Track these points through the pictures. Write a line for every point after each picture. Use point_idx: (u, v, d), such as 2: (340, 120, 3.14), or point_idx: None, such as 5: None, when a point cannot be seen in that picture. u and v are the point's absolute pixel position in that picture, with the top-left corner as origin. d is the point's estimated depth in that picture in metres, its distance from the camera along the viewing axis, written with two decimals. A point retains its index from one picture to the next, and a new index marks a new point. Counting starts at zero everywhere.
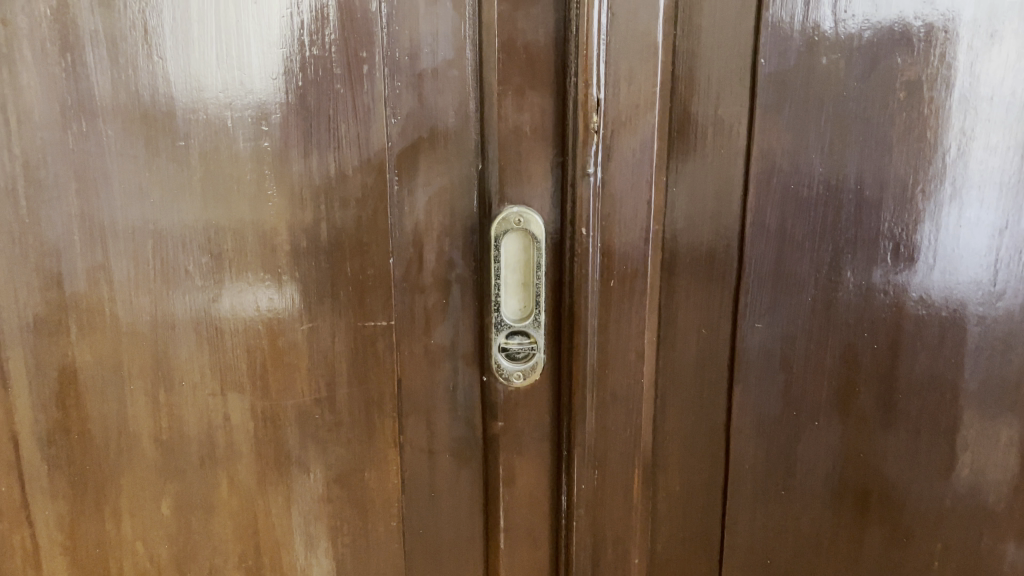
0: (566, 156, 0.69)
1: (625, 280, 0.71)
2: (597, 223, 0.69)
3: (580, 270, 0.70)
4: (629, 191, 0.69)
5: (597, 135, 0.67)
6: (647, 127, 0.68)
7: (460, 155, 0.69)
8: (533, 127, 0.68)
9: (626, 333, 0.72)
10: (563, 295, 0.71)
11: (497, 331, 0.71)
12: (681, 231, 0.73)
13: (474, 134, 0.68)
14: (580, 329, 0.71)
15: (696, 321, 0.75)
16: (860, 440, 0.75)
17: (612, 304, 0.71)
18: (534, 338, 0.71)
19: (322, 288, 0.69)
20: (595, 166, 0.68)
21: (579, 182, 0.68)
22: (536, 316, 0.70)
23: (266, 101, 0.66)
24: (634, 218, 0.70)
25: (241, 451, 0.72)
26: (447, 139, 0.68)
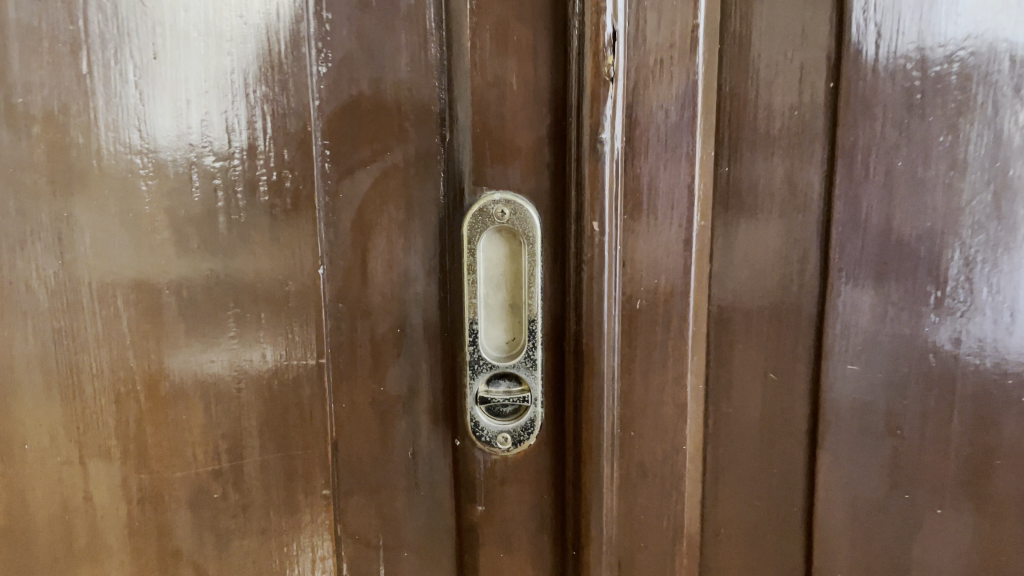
0: (570, 120, 0.48)
1: (658, 304, 0.49)
2: (619, 218, 0.47)
3: (592, 285, 0.48)
4: (661, 171, 0.47)
5: (614, 84, 0.46)
6: (682, 79, 0.46)
7: (420, 121, 0.49)
8: (521, 79, 0.48)
9: (661, 383, 0.50)
10: (569, 322, 0.49)
11: (475, 378, 0.49)
12: (741, 232, 0.50)
13: (437, 90, 0.49)
14: (592, 373, 0.49)
15: (758, 365, 0.51)
16: (1001, 539, 0.52)
17: (637, 338, 0.49)
18: (527, 386, 0.50)
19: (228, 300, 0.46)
20: (611, 130, 0.46)
21: (590, 156, 0.46)
22: (529, 352, 0.49)
23: (133, 39, 0.45)
24: (668, 213, 0.48)
25: (112, 547, 0.49)
26: (401, 98, 0.48)
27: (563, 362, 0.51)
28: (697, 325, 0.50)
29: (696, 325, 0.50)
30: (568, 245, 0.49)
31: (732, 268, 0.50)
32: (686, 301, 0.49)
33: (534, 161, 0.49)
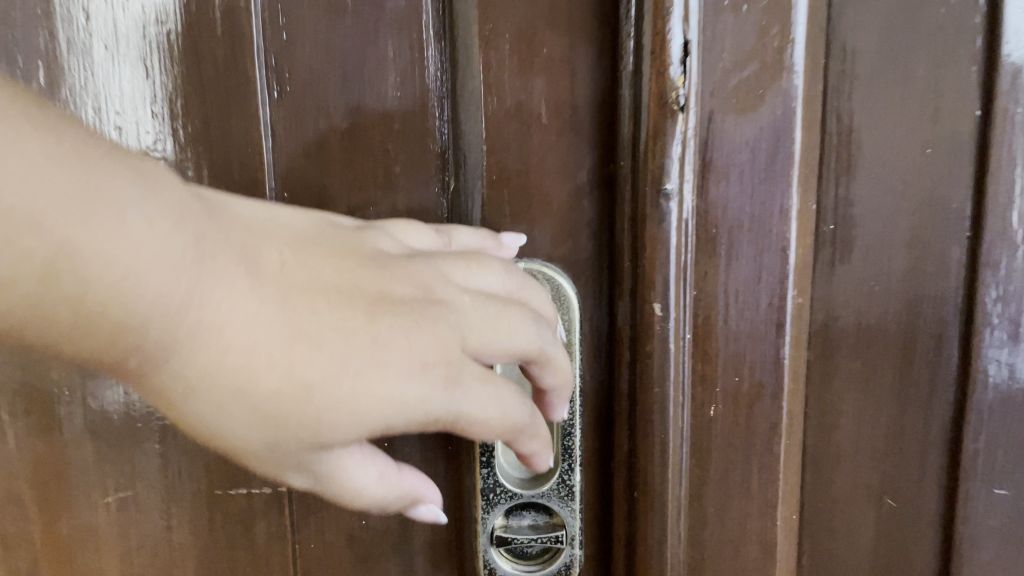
0: (620, 162, 0.35)
1: (737, 411, 0.35)
2: (687, 297, 0.34)
3: (648, 389, 0.35)
4: (743, 230, 0.34)
5: (682, 114, 0.32)
6: (773, 104, 0.33)
7: (413, 164, 0.36)
8: (552, 106, 0.34)
9: (740, 511, 0.36)
10: (619, 435, 0.37)
11: (491, 513, 0.36)
12: (848, 310, 0.37)
13: (439, 129, 0.36)
14: (652, 507, 0.36)
15: (869, 485, 0.38)
16: None
17: (711, 457, 0.36)
18: (561, 521, 0.37)
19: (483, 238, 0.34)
20: (678, 179, 0.33)
21: (647, 214, 0.34)
22: (564, 475, 0.36)
23: (8, 48, 0.34)
24: (753, 287, 0.34)
25: None
26: (388, 137, 0.35)
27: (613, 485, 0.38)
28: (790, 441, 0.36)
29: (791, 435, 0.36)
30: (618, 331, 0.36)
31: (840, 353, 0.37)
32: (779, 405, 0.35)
33: (568, 217, 0.36)
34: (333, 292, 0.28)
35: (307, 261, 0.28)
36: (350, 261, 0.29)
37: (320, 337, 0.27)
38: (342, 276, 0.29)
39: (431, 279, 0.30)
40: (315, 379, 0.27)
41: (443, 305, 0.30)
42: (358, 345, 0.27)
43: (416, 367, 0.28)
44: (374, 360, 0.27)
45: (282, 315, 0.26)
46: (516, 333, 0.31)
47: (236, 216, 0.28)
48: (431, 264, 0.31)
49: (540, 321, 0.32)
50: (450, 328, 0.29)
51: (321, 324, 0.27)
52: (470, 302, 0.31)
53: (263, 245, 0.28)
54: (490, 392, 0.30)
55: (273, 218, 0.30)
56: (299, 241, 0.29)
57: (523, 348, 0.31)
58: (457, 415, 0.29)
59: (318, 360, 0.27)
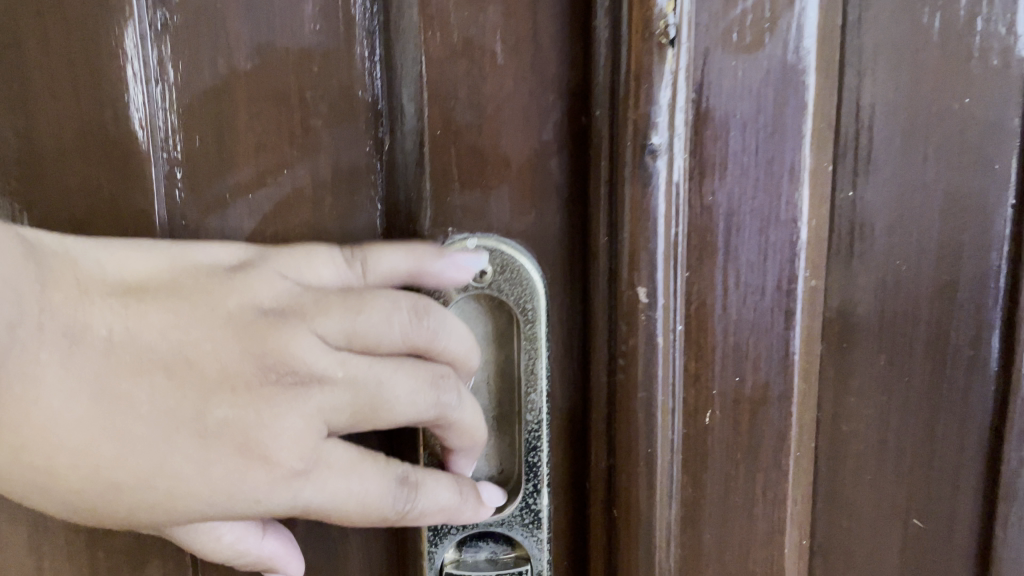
0: (595, 114, 0.28)
1: (739, 419, 0.29)
2: (677, 281, 0.28)
3: (632, 395, 0.28)
4: (746, 199, 0.27)
5: (672, 50, 0.26)
6: (783, 39, 0.26)
7: (337, 117, 0.29)
8: (508, 44, 0.28)
9: (741, 548, 0.30)
10: (595, 455, 0.30)
11: (440, 545, 0.30)
12: (871, 295, 0.30)
13: (370, 77, 0.29)
14: (636, 539, 0.29)
15: (894, 503, 0.32)
16: None
17: (706, 478, 0.29)
18: (525, 554, 0.31)
19: (400, 261, 0.28)
20: (668, 132, 0.26)
21: (628, 179, 0.27)
22: (529, 497, 0.30)
23: None
24: (756, 270, 0.28)
25: None
26: (304, 85, 0.28)
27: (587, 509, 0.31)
28: (800, 453, 0.30)
29: (800, 447, 0.30)
30: (593, 328, 0.29)
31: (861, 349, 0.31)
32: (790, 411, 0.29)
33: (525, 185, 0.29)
34: (168, 370, 0.25)
35: (146, 329, 0.25)
36: (202, 324, 0.26)
37: (138, 431, 0.24)
38: (187, 347, 0.25)
39: (294, 351, 0.26)
40: (127, 481, 0.24)
41: (296, 387, 0.26)
42: (187, 441, 0.25)
43: (254, 464, 0.25)
44: (202, 463, 0.25)
45: (98, 409, 0.24)
46: (396, 403, 0.27)
47: (72, 271, 0.25)
48: (302, 325, 0.26)
49: (440, 376, 0.27)
50: (306, 412, 0.26)
51: (143, 421, 0.24)
52: (341, 378, 0.26)
53: (95, 311, 0.24)
54: (352, 481, 0.27)
55: (124, 264, 0.26)
56: (144, 298, 0.25)
57: (410, 421, 0.27)
58: (304, 508, 0.26)
59: (128, 461, 0.24)
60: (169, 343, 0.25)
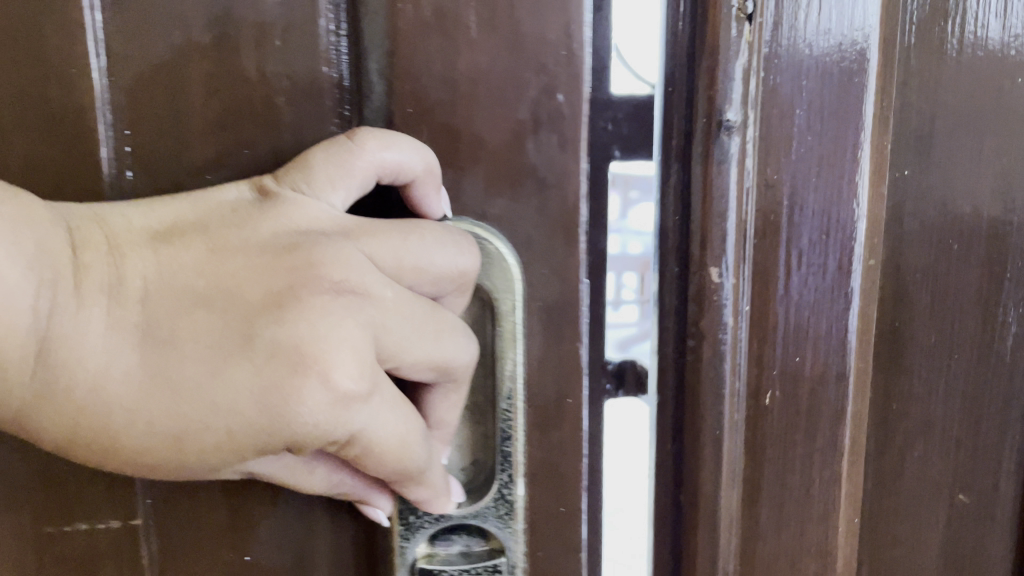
0: (667, 89, 0.29)
1: (799, 399, 0.31)
2: (741, 259, 0.29)
3: (703, 364, 0.30)
4: (812, 177, 0.29)
5: (748, 26, 0.27)
6: (840, 24, 0.28)
7: (301, 94, 0.27)
8: (482, 17, 0.26)
9: (798, 518, 0.32)
10: (660, 439, 0.32)
11: (412, 539, 0.29)
12: (920, 268, 0.33)
13: (336, 53, 0.27)
14: (703, 519, 0.31)
15: (944, 482, 0.36)
16: None
17: (763, 453, 0.31)
18: (499, 545, 0.30)
19: (416, 156, 0.26)
20: (745, 107, 0.28)
21: (699, 158, 0.28)
22: (503, 487, 0.29)
23: None
24: (817, 256, 0.30)
25: None
26: (265, 60, 0.27)
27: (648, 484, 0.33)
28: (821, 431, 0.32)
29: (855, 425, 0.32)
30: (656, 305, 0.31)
31: (910, 326, 0.33)
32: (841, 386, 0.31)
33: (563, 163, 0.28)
34: (210, 304, 0.24)
35: (185, 268, 0.24)
36: (242, 255, 0.25)
37: (187, 373, 0.24)
38: (227, 279, 0.24)
39: (340, 264, 0.25)
40: (182, 426, 0.24)
41: (351, 302, 0.25)
42: (241, 369, 0.24)
43: (311, 379, 0.24)
44: (258, 389, 0.24)
45: (145, 354, 0.24)
46: (442, 331, 0.27)
47: (101, 227, 0.24)
48: (352, 243, 0.25)
49: (459, 327, 0.28)
50: (362, 325, 0.25)
51: (188, 361, 0.24)
52: (391, 297, 0.26)
53: (128, 260, 0.24)
54: (398, 411, 0.26)
55: (152, 212, 0.25)
56: (177, 239, 0.25)
57: (449, 356, 0.27)
58: (356, 432, 0.25)
59: (182, 405, 0.24)
60: (206, 278, 0.24)
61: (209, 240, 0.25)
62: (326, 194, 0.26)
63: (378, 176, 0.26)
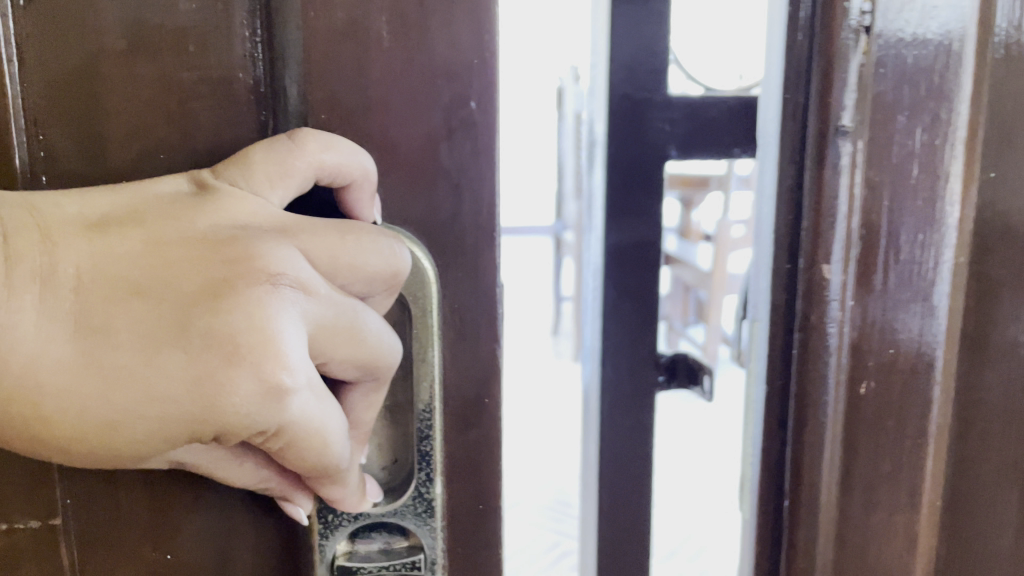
0: (795, 99, 0.31)
1: (892, 392, 0.33)
2: (842, 256, 0.32)
3: (814, 351, 0.33)
4: (909, 183, 0.31)
5: (861, 38, 0.30)
6: (937, 33, 0.30)
7: (217, 98, 0.28)
8: (395, 27, 0.27)
9: (888, 502, 0.35)
10: (763, 428, 0.35)
11: (332, 537, 0.30)
12: (1002, 269, 0.34)
13: (251, 58, 0.28)
14: (802, 501, 0.34)
15: (1016, 463, 0.37)
16: None
17: (859, 439, 0.33)
18: (418, 542, 0.30)
19: (354, 161, 0.27)
20: (853, 115, 0.30)
21: (813, 161, 0.31)
22: (422, 486, 0.30)
23: None
24: (916, 259, 0.32)
25: None
26: (180, 64, 0.27)
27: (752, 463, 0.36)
28: (863, 425, 0.33)
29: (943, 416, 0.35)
30: (770, 297, 0.34)
31: (994, 324, 0.35)
32: (943, 377, 0.34)
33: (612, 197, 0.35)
34: (143, 294, 0.24)
35: (116, 259, 0.24)
36: (175, 246, 0.25)
37: (122, 362, 0.24)
38: (160, 270, 0.24)
39: (280, 261, 0.25)
40: (116, 416, 0.24)
41: (288, 297, 0.25)
42: (173, 356, 0.24)
43: (243, 371, 0.24)
44: (190, 377, 0.24)
45: (77, 344, 0.24)
46: (370, 332, 0.27)
47: (32, 215, 0.24)
48: (290, 241, 0.26)
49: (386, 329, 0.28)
50: (296, 320, 0.25)
51: (122, 350, 0.24)
52: (324, 294, 0.26)
53: (59, 248, 0.24)
54: (326, 404, 0.26)
55: (83, 203, 0.25)
56: (110, 230, 0.25)
57: (374, 352, 0.28)
58: (283, 426, 0.25)
59: (114, 394, 0.24)
60: (139, 268, 0.24)
61: (143, 229, 0.25)
62: (265, 192, 0.26)
63: (317, 177, 0.27)
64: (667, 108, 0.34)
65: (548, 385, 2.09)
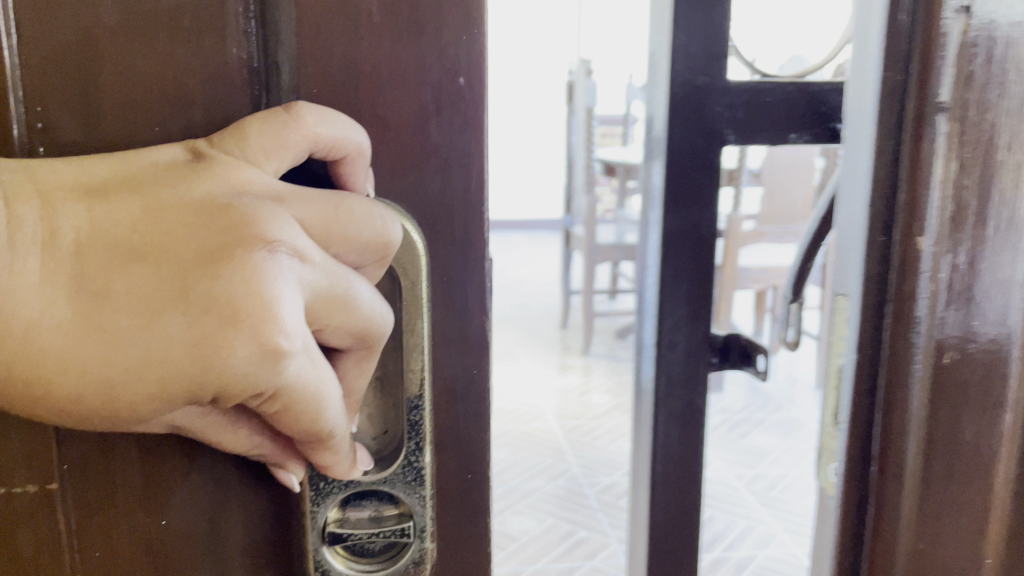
0: (901, 78, 0.33)
1: (975, 368, 0.34)
2: (935, 229, 0.33)
3: (905, 322, 0.34)
4: (1002, 161, 0.32)
5: (960, 18, 0.31)
6: None
7: (212, 73, 0.28)
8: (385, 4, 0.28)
9: (965, 479, 0.35)
10: (854, 400, 0.36)
11: (322, 504, 0.30)
12: None
13: (246, 33, 0.28)
14: (888, 471, 0.35)
15: None
16: None
17: (942, 412, 0.34)
18: (407, 511, 0.31)
19: (348, 136, 0.28)
20: (953, 92, 0.31)
21: (910, 141, 0.32)
22: (411, 455, 0.30)
23: None
24: (1006, 238, 0.33)
25: None
26: (176, 39, 0.28)
27: (841, 433, 0.37)
28: (947, 400, 0.34)
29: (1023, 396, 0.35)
30: (864, 271, 0.35)
31: None
32: None
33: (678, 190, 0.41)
34: (142, 259, 0.25)
35: (115, 225, 0.25)
36: (172, 213, 0.25)
37: (122, 324, 0.25)
38: (158, 235, 0.25)
39: (277, 227, 0.26)
40: (117, 376, 0.25)
41: (284, 263, 0.26)
42: (173, 320, 0.25)
43: (241, 334, 0.25)
44: (191, 341, 0.25)
45: (78, 306, 0.25)
46: (363, 300, 0.28)
47: (31, 182, 0.25)
48: (284, 209, 0.26)
49: (379, 298, 0.29)
50: (292, 286, 0.26)
51: (122, 313, 0.25)
52: (319, 262, 0.27)
53: (59, 215, 0.25)
54: (322, 368, 0.27)
55: (81, 171, 0.26)
56: (108, 197, 0.25)
57: (366, 320, 0.28)
58: (280, 388, 0.26)
59: (116, 355, 0.25)
60: (137, 233, 0.25)
61: (141, 196, 0.25)
62: (261, 164, 0.27)
63: (311, 149, 0.27)
64: (725, 94, 0.41)
65: (559, 374, 2.11)
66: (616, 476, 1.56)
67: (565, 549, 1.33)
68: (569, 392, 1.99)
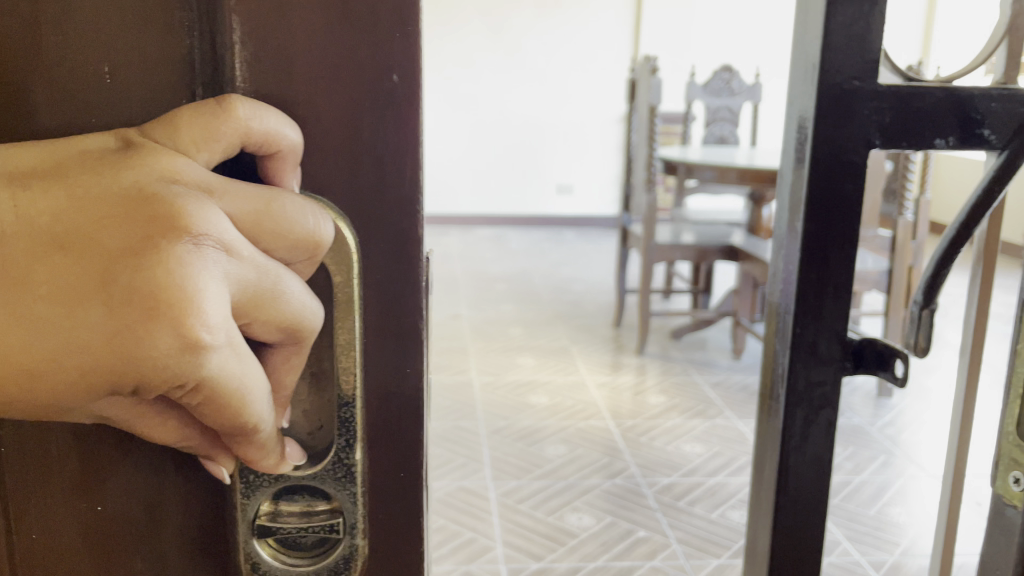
0: None
1: None
2: None
3: None
4: None
5: None
6: None
7: (150, 64, 0.28)
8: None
9: None
10: None
11: (253, 497, 0.30)
12: None
13: (185, 27, 0.29)
14: None
15: None
16: None
17: None
18: (338, 507, 0.31)
19: (281, 131, 0.28)
20: None
21: None
22: (343, 452, 0.30)
23: None
24: None
25: None
26: (113, 31, 0.28)
27: None
28: None
29: None
30: None
31: None
32: None
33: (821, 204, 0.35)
34: (65, 249, 0.25)
35: (39, 214, 0.25)
36: (97, 204, 0.25)
37: (41, 313, 0.25)
38: (82, 225, 0.25)
39: (205, 220, 0.26)
40: (37, 365, 0.25)
41: (210, 256, 0.25)
42: (93, 312, 0.25)
43: (160, 326, 0.24)
44: (111, 333, 0.25)
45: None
46: (291, 295, 0.28)
47: None
48: (214, 202, 0.26)
49: (310, 294, 0.29)
50: (218, 279, 0.26)
51: (42, 301, 0.25)
52: (248, 255, 0.27)
53: None
54: (249, 363, 0.27)
55: (13, 158, 0.26)
56: (34, 186, 0.25)
57: (297, 313, 0.28)
58: (202, 381, 0.26)
59: (34, 345, 0.25)
60: (61, 222, 0.25)
61: (69, 188, 0.25)
62: (190, 154, 0.27)
63: (242, 143, 0.27)
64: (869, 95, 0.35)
65: (612, 372, 2.10)
66: (674, 476, 1.55)
67: (624, 546, 1.32)
68: (621, 390, 1.98)
